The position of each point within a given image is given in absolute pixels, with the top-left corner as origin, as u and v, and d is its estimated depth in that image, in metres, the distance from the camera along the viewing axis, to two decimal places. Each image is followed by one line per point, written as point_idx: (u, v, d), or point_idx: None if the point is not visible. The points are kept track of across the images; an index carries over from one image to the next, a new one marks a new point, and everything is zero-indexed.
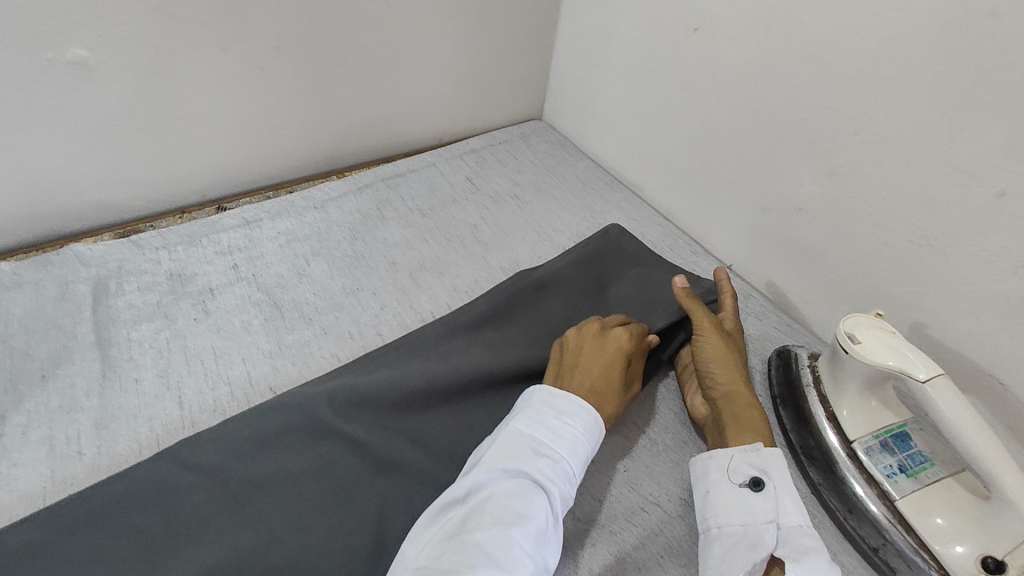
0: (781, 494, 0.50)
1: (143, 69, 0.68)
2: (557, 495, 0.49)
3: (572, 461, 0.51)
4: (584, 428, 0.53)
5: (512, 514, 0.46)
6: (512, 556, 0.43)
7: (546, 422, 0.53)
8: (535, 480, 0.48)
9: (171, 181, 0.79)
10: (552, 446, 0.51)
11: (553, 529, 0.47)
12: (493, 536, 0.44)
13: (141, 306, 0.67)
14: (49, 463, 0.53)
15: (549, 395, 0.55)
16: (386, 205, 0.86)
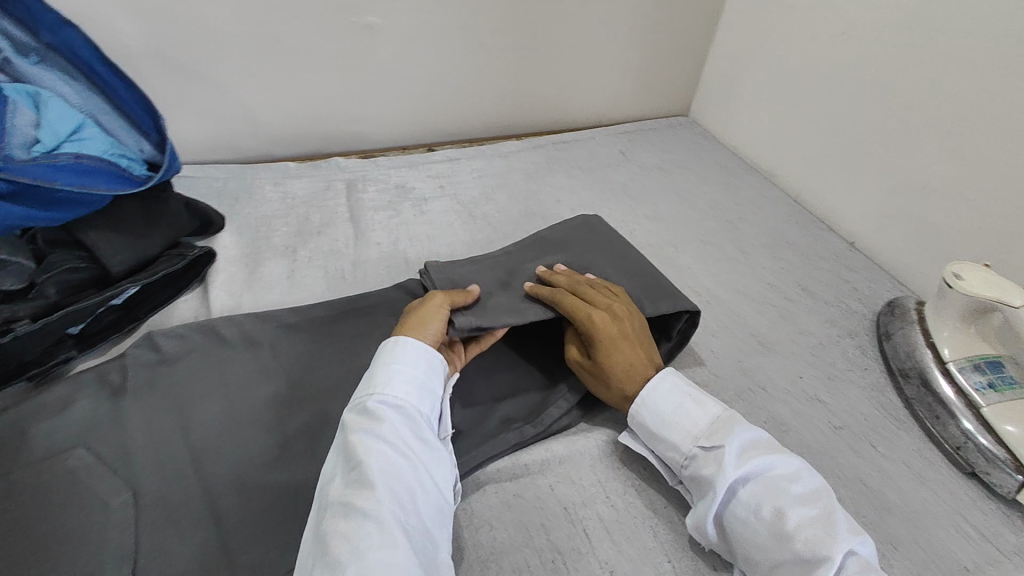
0: (656, 450, 0.57)
1: (406, 36, 0.94)
2: (393, 439, 0.48)
3: (407, 403, 0.52)
4: (405, 369, 0.53)
5: (352, 483, 0.46)
6: (360, 520, 0.43)
7: (373, 379, 0.53)
8: (364, 438, 0.48)
9: (400, 123, 1.05)
10: (378, 400, 0.51)
11: (409, 467, 0.48)
12: (340, 513, 0.44)
13: (378, 200, 0.91)
14: (325, 280, 0.77)
15: (373, 364, 0.55)
16: (555, 161, 1.06)
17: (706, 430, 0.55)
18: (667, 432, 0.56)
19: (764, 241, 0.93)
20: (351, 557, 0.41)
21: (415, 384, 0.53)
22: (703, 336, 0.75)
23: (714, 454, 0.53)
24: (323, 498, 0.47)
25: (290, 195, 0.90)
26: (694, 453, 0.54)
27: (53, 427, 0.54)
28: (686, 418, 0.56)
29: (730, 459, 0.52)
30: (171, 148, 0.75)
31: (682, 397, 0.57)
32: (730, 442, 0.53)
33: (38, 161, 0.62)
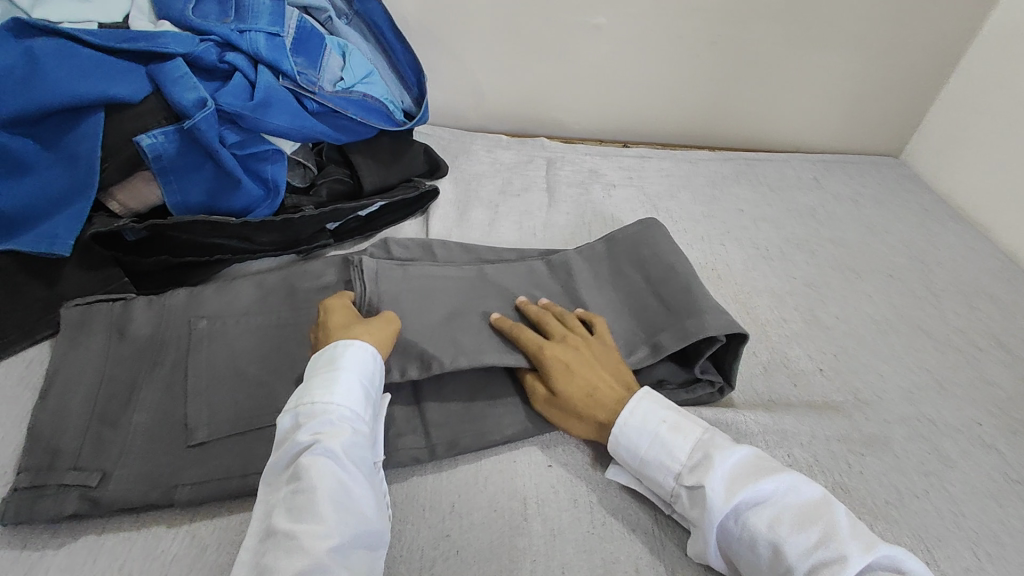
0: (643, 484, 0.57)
1: (629, 38, 1.03)
2: (337, 462, 0.47)
3: (354, 420, 0.51)
4: (354, 381, 0.52)
5: (297, 502, 0.45)
6: (304, 545, 0.43)
7: (321, 388, 0.51)
8: (315, 455, 0.47)
9: (603, 118, 1.15)
10: (327, 413, 0.50)
11: (357, 494, 0.47)
12: (284, 536, 0.43)
13: (572, 179, 1.02)
14: (518, 233, 0.88)
15: (316, 379, 0.52)
16: (744, 174, 1.08)
17: (686, 464, 0.53)
18: (648, 467, 0.55)
19: (961, 288, 0.88)
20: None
21: (364, 398, 0.52)
22: (873, 359, 0.74)
23: (698, 490, 0.52)
24: (264, 514, 0.46)
25: (498, 161, 1.04)
26: (678, 490, 0.53)
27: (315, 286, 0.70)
28: (662, 450, 0.55)
29: (713, 495, 0.50)
30: (426, 104, 0.92)
31: (654, 426, 0.56)
32: (710, 476, 0.51)
33: (338, 93, 0.80)
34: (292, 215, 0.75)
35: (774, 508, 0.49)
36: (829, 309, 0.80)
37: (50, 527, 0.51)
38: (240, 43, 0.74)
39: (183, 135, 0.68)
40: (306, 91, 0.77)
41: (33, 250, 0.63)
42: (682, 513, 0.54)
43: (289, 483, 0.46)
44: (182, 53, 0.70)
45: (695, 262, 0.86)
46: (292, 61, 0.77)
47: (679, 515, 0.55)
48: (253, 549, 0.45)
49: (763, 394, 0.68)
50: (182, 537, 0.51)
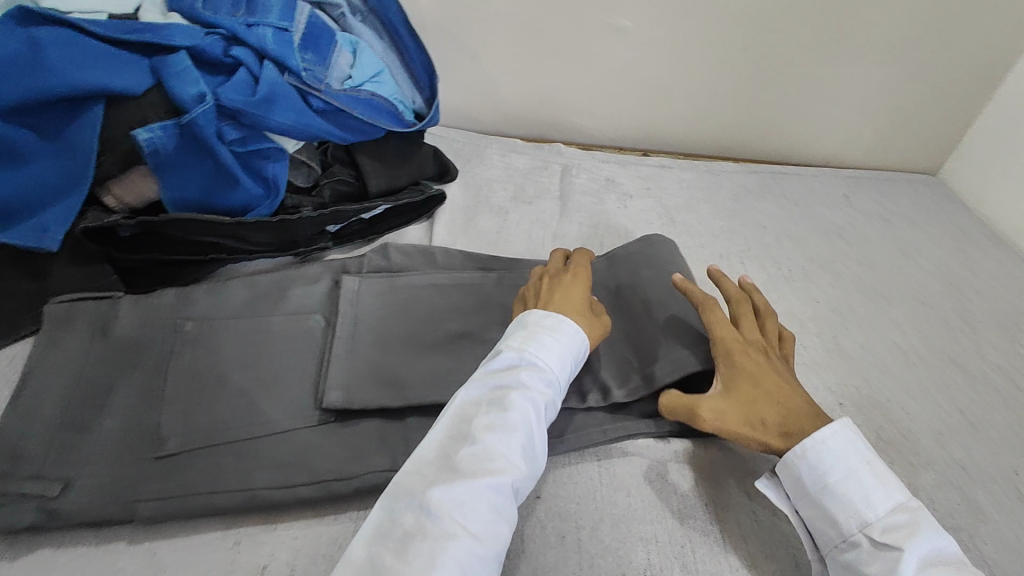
0: (802, 512, 0.50)
1: (654, 42, 0.98)
2: (523, 414, 0.49)
3: (550, 379, 0.52)
4: (569, 351, 0.54)
5: (494, 432, 0.48)
6: (493, 474, 0.46)
7: (534, 343, 0.53)
8: (522, 399, 0.49)
9: (623, 125, 1.10)
10: (538, 364, 0.52)
11: (531, 448, 0.49)
12: (475, 457, 0.46)
13: (587, 187, 0.98)
14: (526, 242, 0.84)
15: (532, 327, 0.55)
16: (769, 188, 1.03)
17: (880, 518, 0.46)
18: (830, 501, 0.48)
19: (1001, 320, 0.81)
20: (478, 507, 0.44)
21: (570, 368, 0.54)
22: (900, 394, 0.68)
23: (885, 550, 0.45)
24: (454, 427, 0.49)
25: (512, 166, 1.00)
26: (857, 539, 0.46)
27: (304, 285, 0.67)
28: (857, 490, 0.47)
29: (907, 567, 0.43)
30: (437, 104, 0.89)
31: (855, 464, 0.48)
32: (910, 545, 0.44)
33: (346, 91, 0.78)
34: (294, 218, 0.72)
35: None
36: (854, 338, 0.75)
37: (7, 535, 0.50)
38: (246, 37, 0.72)
39: (181, 130, 0.66)
40: (311, 89, 0.75)
41: (26, 244, 0.63)
42: (841, 563, 0.47)
43: (489, 413, 0.49)
44: (186, 46, 0.69)
45: (712, 281, 0.81)
46: (299, 57, 0.75)
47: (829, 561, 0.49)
48: (438, 452, 0.48)
49: None
50: (140, 555, 0.49)
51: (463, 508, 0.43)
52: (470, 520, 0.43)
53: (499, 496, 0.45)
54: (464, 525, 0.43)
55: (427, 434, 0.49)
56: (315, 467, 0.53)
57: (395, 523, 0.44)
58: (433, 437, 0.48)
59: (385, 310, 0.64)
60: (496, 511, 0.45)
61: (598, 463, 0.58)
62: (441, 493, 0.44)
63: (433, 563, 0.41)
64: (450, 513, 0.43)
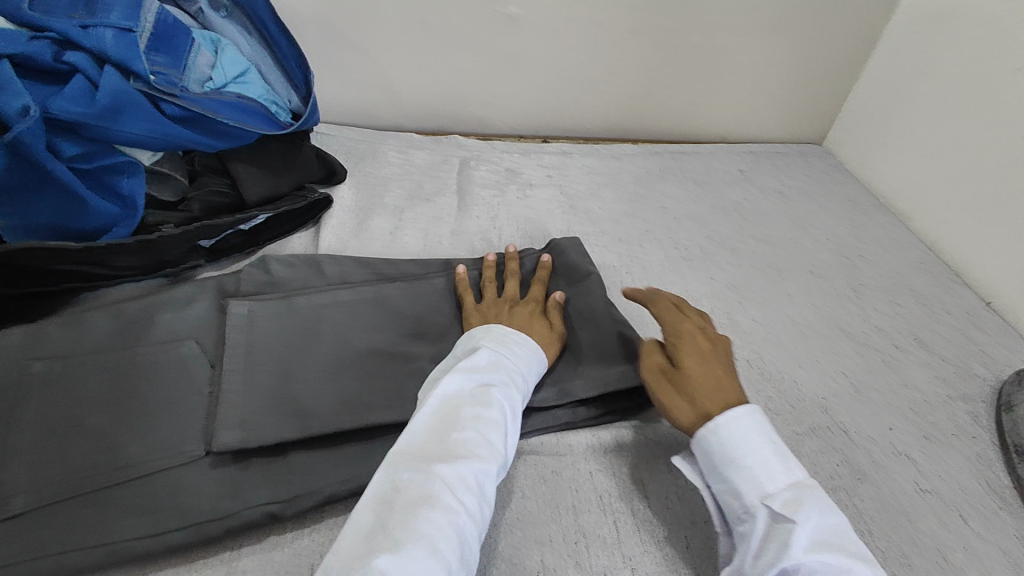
0: (713, 488, 0.49)
1: (545, 27, 0.97)
2: (507, 408, 0.52)
3: (525, 380, 0.56)
4: (535, 358, 0.58)
5: (482, 420, 0.50)
6: (484, 457, 0.48)
7: (507, 348, 0.57)
8: (503, 394, 0.52)
9: (523, 112, 1.08)
10: (513, 366, 0.56)
11: (512, 438, 0.52)
12: (469, 440, 0.48)
13: (487, 179, 0.95)
14: (424, 241, 0.82)
15: (505, 335, 0.59)
16: (669, 169, 1.04)
17: (785, 492, 0.46)
18: (735, 475, 0.48)
19: (881, 282, 0.86)
20: (473, 486, 0.46)
21: (535, 378, 0.58)
22: (790, 364, 0.70)
23: (784, 524, 0.44)
24: (441, 412, 0.50)
25: (409, 162, 0.97)
26: (756, 512, 0.46)
27: (168, 307, 0.61)
28: (765, 466, 0.47)
29: (801, 541, 0.43)
30: (314, 101, 0.84)
31: (765, 447, 0.48)
32: (806, 518, 0.44)
33: (209, 95, 0.72)
34: (155, 236, 0.67)
35: None
36: (747, 312, 0.77)
37: None
38: (83, 41, 0.65)
39: (9, 151, 0.58)
40: (166, 95, 0.69)
41: None
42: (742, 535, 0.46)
43: (474, 402, 0.51)
44: (9, 54, 0.61)
45: (612, 267, 0.81)
46: (147, 61, 0.68)
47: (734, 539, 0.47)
48: (428, 435, 0.48)
49: None
50: None
51: (461, 485, 0.45)
52: (466, 498, 0.45)
53: (488, 481, 0.47)
54: (463, 498, 0.44)
55: (416, 418, 0.49)
56: (184, 509, 0.49)
57: (399, 492, 0.44)
58: (422, 421, 0.49)
59: (261, 328, 0.59)
60: (484, 495, 0.47)
61: None
62: (442, 469, 0.45)
63: (438, 535, 0.41)
64: (452, 487, 0.44)
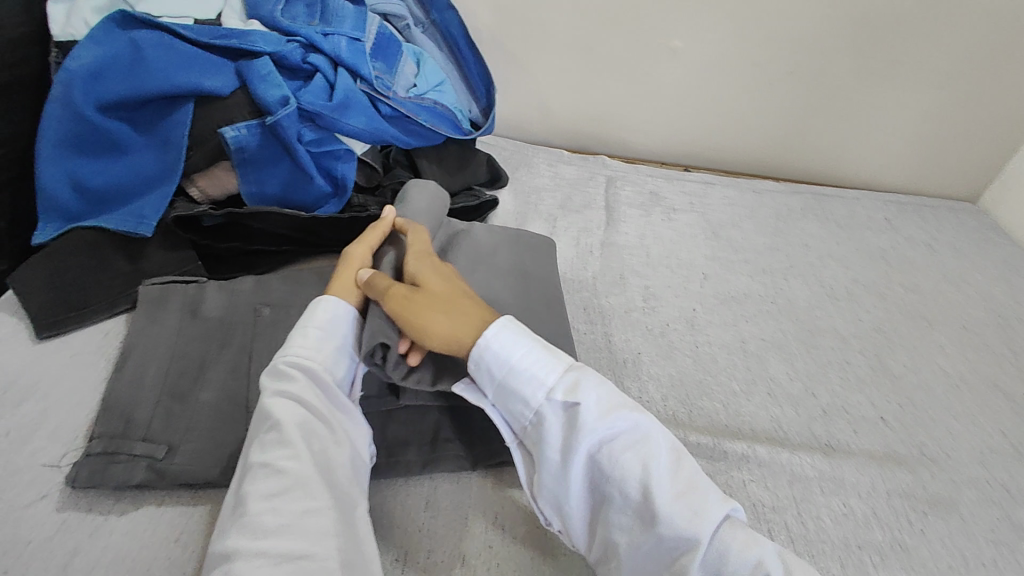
0: (498, 402, 0.54)
1: (705, 61, 1.01)
2: (292, 414, 0.51)
3: (318, 363, 0.54)
4: (322, 329, 0.56)
5: (266, 449, 0.49)
6: (274, 487, 0.47)
7: (290, 347, 0.55)
8: (284, 406, 0.51)
9: (668, 141, 1.13)
10: (288, 359, 0.54)
11: (307, 441, 0.50)
12: (258, 469, 0.48)
13: (634, 198, 1.00)
14: (576, 246, 0.87)
15: (291, 333, 0.57)
16: (811, 209, 1.03)
17: (561, 384, 0.52)
18: (515, 379, 0.52)
19: None
20: (280, 504, 0.46)
21: (334, 344, 0.56)
22: (943, 414, 0.69)
23: (573, 408, 0.51)
24: (240, 464, 0.50)
25: (560, 176, 1.03)
26: (544, 407, 0.52)
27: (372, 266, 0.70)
28: (537, 362, 0.53)
29: (588, 418, 0.50)
30: (493, 114, 0.93)
31: (526, 343, 0.54)
32: (585, 400, 0.51)
33: (412, 99, 0.82)
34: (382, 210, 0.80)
35: (634, 445, 0.50)
36: (896, 357, 0.76)
37: (118, 490, 0.54)
38: (323, 46, 0.77)
39: (264, 129, 0.72)
40: (380, 95, 0.80)
41: (119, 228, 0.69)
42: (546, 438, 0.51)
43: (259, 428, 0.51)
44: (269, 52, 0.74)
45: (756, 295, 0.83)
46: (370, 65, 0.79)
47: (534, 446, 0.52)
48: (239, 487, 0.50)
49: (821, 437, 0.64)
50: None
51: (255, 534, 0.45)
52: (266, 542, 0.44)
53: (294, 486, 0.47)
54: (258, 550, 0.44)
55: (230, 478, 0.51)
56: None
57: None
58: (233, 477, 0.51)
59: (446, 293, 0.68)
60: (301, 498, 0.47)
61: None
62: (231, 537, 0.45)
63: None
64: (251, 529, 0.45)
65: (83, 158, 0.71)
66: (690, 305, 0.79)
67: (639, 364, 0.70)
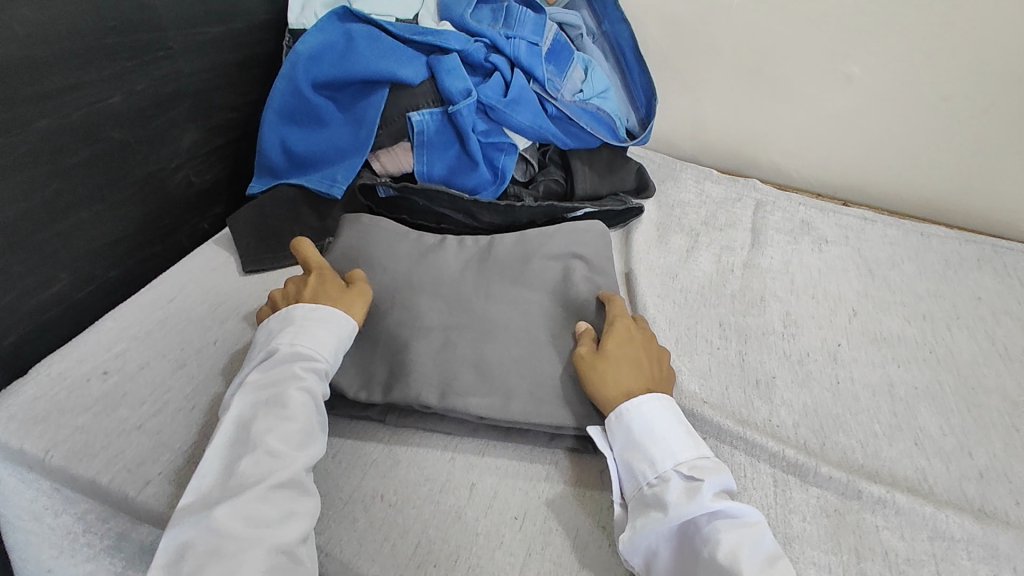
0: (624, 459, 0.57)
1: (881, 91, 0.96)
2: (302, 399, 0.56)
3: (326, 359, 0.60)
4: (337, 329, 0.62)
5: (273, 427, 0.54)
6: (277, 473, 0.51)
7: (302, 335, 0.60)
8: (298, 391, 0.56)
9: (826, 172, 1.08)
10: (306, 351, 0.59)
11: (309, 435, 0.55)
12: (259, 458, 0.52)
13: (783, 224, 0.96)
14: (716, 264, 0.86)
15: (299, 321, 0.62)
16: (989, 260, 0.92)
17: (689, 460, 0.55)
18: (652, 445, 0.56)
19: None
20: (281, 493, 0.51)
21: (341, 344, 0.63)
22: None
23: (691, 484, 0.53)
24: (233, 433, 0.55)
25: (706, 193, 1.02)
26: (667, 475, 0.54)
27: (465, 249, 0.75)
28: (674, 438, 0.56)
29: (705, 493, 0.51)
30: (649, 125, 0.96)
31: (678, 421, 0.58)
32: (706, 480, 0.53)
33: (577, 103, 0.87)
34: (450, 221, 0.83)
35: (743, 532, 0.50)
36: None
37: None
38: (504, 47, 0.84)
39: (444, 117, 0.81)
40: (549, 96, 0.85)
41: (317, 188, 0.81)
42: (657, 505, 0.53)
43: (268, 412, 0.55)
44: (458, 49, 0.82)
45: (912, 340, 0.77)
46: (544, 68, 0.85)
47: (642, 509, 0.54)
48: (222, 463, 0.53)
49: (975, 500, 0.59)
50: (382, 449, 0.63)
51: (254, 513, 0.49)
52: (262, 521, 0.49)
53: (294, 480, 0.52)
54: (255, 526, 0.48)
55: (205, 456, 0.53)
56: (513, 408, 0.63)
57: (188, 543, 0.48)
58: (213, 455, 0.53)
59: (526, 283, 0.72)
60: (290, 495, 0.51)
61: (774, 484, 0.60)
62: (225, 509, 0.48)
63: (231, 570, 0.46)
64: (250, 513, 0.49)
65: (293, 128, 0.83)
66: (832, 339, 0.75)
67: (769, 389, 0.68)
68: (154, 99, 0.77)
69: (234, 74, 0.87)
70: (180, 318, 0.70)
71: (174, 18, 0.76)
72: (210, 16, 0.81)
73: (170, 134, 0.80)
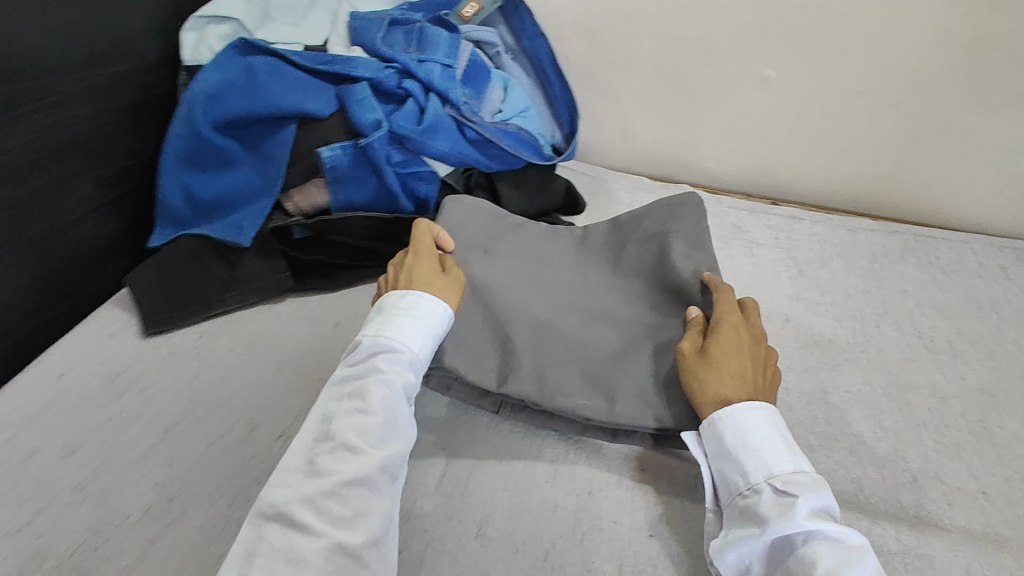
0: (715, 467, 0.57)
1: (798, 92, 0.97)
2: (382, 398, 0.55)
3: (410, 351, 0.59)
4: (425, 318, 0.61)
5: (353, 423, 0.54)
6: (352, 471, 0.51)
7: (388, 325, 0.60)
8: (379, 385, 0.56)
9: (754, 172, 1.09)
10: (386, 346, 0.59)
11: (391, 435, 0.55)
12: (336, 456, 0.52)
13: (715, 230, 0.96)
14: None
15: (394, 304, 0.62)
16: (912, 250, 0.94)
17: (783, 474, 0.53)
18: (744, 456, 0.55)
19: None
20: (353, 488, 0.51)
21: (431, 334, 0.61)
22: None
23: (783, 498, 0.51)
24: (320, 424, 0.55)
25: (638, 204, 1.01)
26: (759, 486, 0.53)
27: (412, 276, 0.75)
28: (769, 449, 0.54)
29: (801, 510, 0.50)
30: (574, 140, 0.94)
31: (776, 432, 0.55)
32: (803, 496, 0.51)
33: (497, 124, 0.84)
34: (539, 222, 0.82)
35: (844, 555, 0.48)
36: (1003, 425, 0.69)
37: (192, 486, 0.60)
38: (417, 71, 0.81)
39: (357, 150, 0.76)
40: (467, 120, 0.82)
41: (223, 236, 0.76)
42: (749, 515, 0.52)
43: (348, 410, 0.55)
44: (369, 77, 0.79)
45: (844, 342, 0.77)
46: (459, 91, 0.82)
47: (735, 517, 0.54)
48: (306, 455, 0.54)
49: (909, 506, 0.60)
50: None
51: (330, 510, 0.50)
52: (338, 519, 0.49)
53: (370, 480, 0.52)
54: (329, 523, 0.49)
55: (296, 438, 0.56)
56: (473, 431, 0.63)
57: (267, 531, 0.50)
58: (302, 438, 0.55)
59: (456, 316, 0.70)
60: (363, 500, 0.51)
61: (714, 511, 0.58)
62: (303, 501, 0.50)
63: None
64: (325, 511, 0.49)
65: (197, 171, 0.78)
66: None
67: None
68: (34, 153, 0.70)
69: (129, 118, 0.81)
70: (72, 396, 0.66)
71: (48, 65, 0.71)
72: (93, 59, 0.75)
73: (60, 187, 0.74)
